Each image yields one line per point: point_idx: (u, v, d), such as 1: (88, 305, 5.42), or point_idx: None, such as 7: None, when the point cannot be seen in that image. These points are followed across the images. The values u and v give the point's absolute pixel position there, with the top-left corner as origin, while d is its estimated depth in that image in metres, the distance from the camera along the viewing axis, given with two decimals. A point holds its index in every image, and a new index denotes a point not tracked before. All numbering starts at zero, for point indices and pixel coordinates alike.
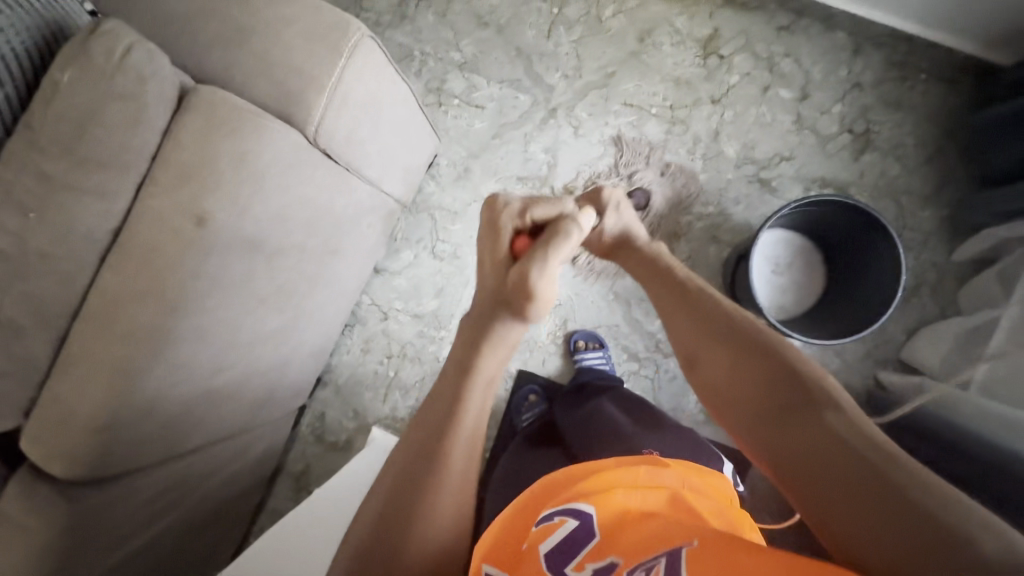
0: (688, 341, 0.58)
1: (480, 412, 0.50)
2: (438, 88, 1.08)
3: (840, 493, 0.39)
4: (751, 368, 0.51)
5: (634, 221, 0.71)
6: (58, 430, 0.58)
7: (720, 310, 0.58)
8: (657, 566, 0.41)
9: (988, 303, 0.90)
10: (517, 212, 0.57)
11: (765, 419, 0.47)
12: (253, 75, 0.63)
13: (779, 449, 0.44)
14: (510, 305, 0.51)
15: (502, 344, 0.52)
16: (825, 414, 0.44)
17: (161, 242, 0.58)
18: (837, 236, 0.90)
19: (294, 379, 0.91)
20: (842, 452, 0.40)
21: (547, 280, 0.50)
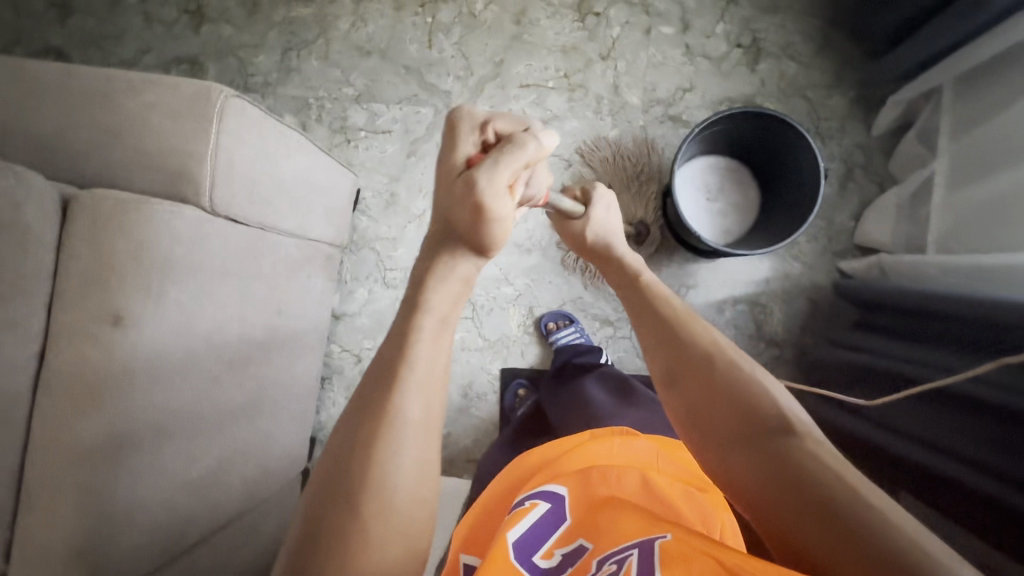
0: (663, 362, 0.55)
1: (425, 396, 0.43)
2: (343, 126, 1.09)
3: (823, 530, 0.38)
4: (731, 392, 0.48)
5: (614, 224, 0.74)
6: (41, 565, 0.58)
7: (700, 335, 0.55)
8: (629, 559, 0.41)
9: (918, 166, 0.92)
10: (478, 123, 0.48)
11: (745, 445, 0.45)
12: (135, 167, 0.64)
13: (762, 481, 0.42)
14: (459, 230, 0.47)
15: (453, 277, 0.48)
16: (806, 449, 0.43)
17: (84, 351, 0.58)
18: (756, 147, 0.90)
19: (282, 447, 0.91)
20: (834, 496, 0.39)
21: (498, 198, 0.44)
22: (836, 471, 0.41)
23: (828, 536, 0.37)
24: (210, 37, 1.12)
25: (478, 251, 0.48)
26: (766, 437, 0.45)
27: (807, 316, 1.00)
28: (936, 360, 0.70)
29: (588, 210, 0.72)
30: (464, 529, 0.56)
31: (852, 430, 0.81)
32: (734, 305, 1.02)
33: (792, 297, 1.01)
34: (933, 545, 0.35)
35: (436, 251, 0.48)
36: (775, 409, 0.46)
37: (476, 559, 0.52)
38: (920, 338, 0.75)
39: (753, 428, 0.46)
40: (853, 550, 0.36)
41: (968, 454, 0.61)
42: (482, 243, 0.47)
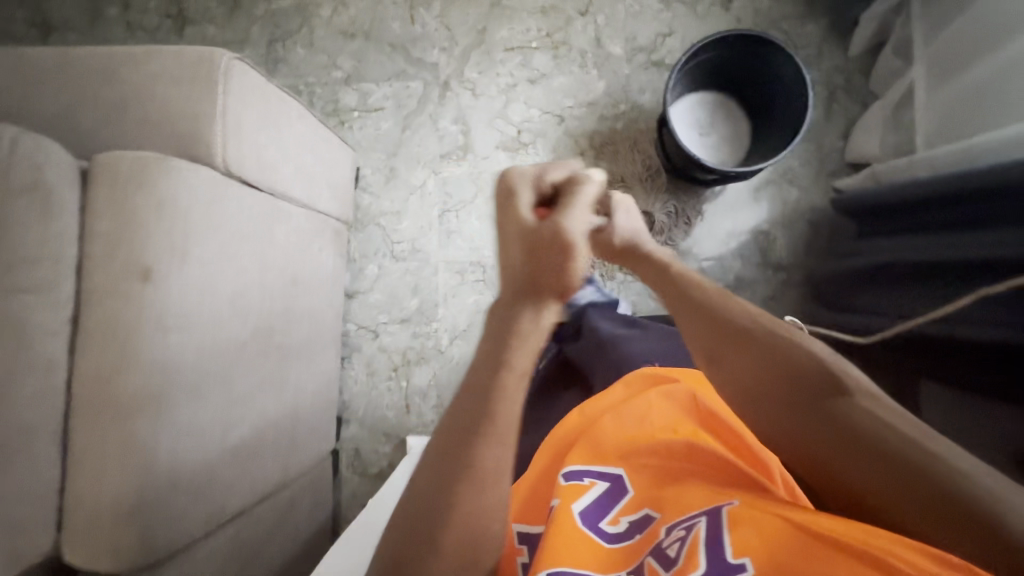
0: (701, 342, 0.52)
1: (500, 443, 0.43)
2: (335, 109, 1.11)
3: (883, 476, 0.40)
4: (778, 364, 0.47)
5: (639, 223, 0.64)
6: (92, 528, 0.58)
7: (732, 306, 0.53)
8: (697, 527, 0.45)
9: (897, 78, 0.95)
10: (534, 175, 0.51)
11: (798, 408, 0.46)
12: (146, 135, 0.65)
13: (821, 441, 0.44)
14: (547, 280, 0.45)
15: (535, 332, 0.46)
16: (862, 404, 0.43)
17: (114, 309, 0.59)
18: (741, 75, 0.93)
19: (311, 422, 0.91)
20: (893, 451, 0.40)
21: (581, 235, 0.46)
22: (890, 422, 0.41)
23: (888, 478, 0.40)
24: (195, 38, 1.14)
25: (562, 296, 0.46)
26: (817, 401, 0.45)
27: (809, 238, 1.03)
28: (949, 242, 0.71)
29: (609, 218, 0.63)
30: (524, 491, 0.58)
31: (873, 325, 0.83)
32: (737, 236, 1.04)
33: (793, 222, 1.03)
34: (991, 477, 0.38)
35: (519, 306, 0.45)
36: (823, 368, 0.46)
37: (529, 526, 0.54)
38: (926, 224, 0.77)
39: (804, 395, 0.45)
40: (913, 490, 0.39)
41: (996, 318, 0.63)
42: (566, 284, 0.46)
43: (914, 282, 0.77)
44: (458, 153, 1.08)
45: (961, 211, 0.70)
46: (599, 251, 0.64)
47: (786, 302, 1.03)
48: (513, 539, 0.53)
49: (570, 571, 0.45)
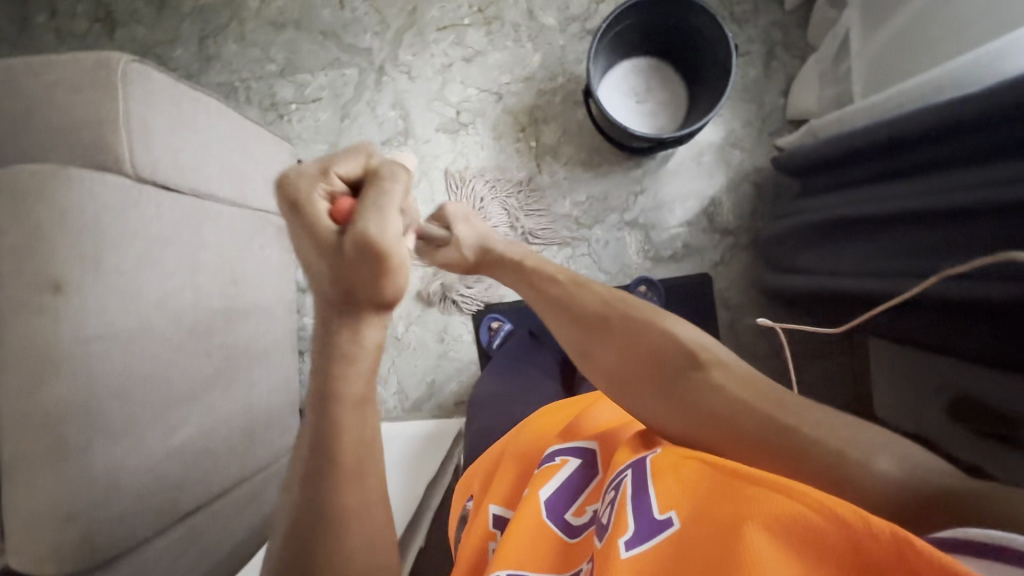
0: (574, 337, 0.57)
1: (361, 409, 0.42)
2: (273, 103, 1.10)
3: (735, 442, 0.44)
4: (639, 349, 0.52)
5: (488, 231, 0.71)
6: (30, 534, 0.60)
7: (593, 298, 0.58)
8: (624, 481, 0.43)
9: (831, 29, 0.94)
10: (315, 176, 0.42)
11: (661, 390, 0.49)
12: (49, 147, 0.65)
13: (680, 414, 0.47)
14: (359, 293, 0.40)
15: (359, 351, 0.41)
16: (710, 375, 0.47)
17: (30, 326, 0.59)
18: (670, 37, 0.92)
19: (270, 418, 0.92)
20: (748, 413, 0.44)
21: (393, 237, 0.38)
22: (738, 391, 0.45)
23: (744, 446, 0.43)
24: (126, 41, 1.12)
25: (386, 307, 0.41)
26: (668, 374, 0.49)
27: (753, 199, 1.03)
28: (889, 192, 0.68)
29: (452, 231, 0.69)
30: (504, 487, 0.55)
31: (827, 285, 0.81)
32: (683, 203, 1.04)
33: (737, 184, 1.03)
34: (850, 434, 0.40)
35: (333, 319, 0.41)
36: (676, 348, 0.50)
37: (506, 510, 0.53)
38: (868, 175, 0.74)
39: (663, 374, 0.49)
40: (767, 455, 0.42)
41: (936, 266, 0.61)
42: (390, 295, 0.40)
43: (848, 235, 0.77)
44: (400, 139, 1.07)
45: (907, 158, 0.66)
46: (454, 267, 0.70)
47: (734, 266, 1.04)
48: (487, 524, 0.51)
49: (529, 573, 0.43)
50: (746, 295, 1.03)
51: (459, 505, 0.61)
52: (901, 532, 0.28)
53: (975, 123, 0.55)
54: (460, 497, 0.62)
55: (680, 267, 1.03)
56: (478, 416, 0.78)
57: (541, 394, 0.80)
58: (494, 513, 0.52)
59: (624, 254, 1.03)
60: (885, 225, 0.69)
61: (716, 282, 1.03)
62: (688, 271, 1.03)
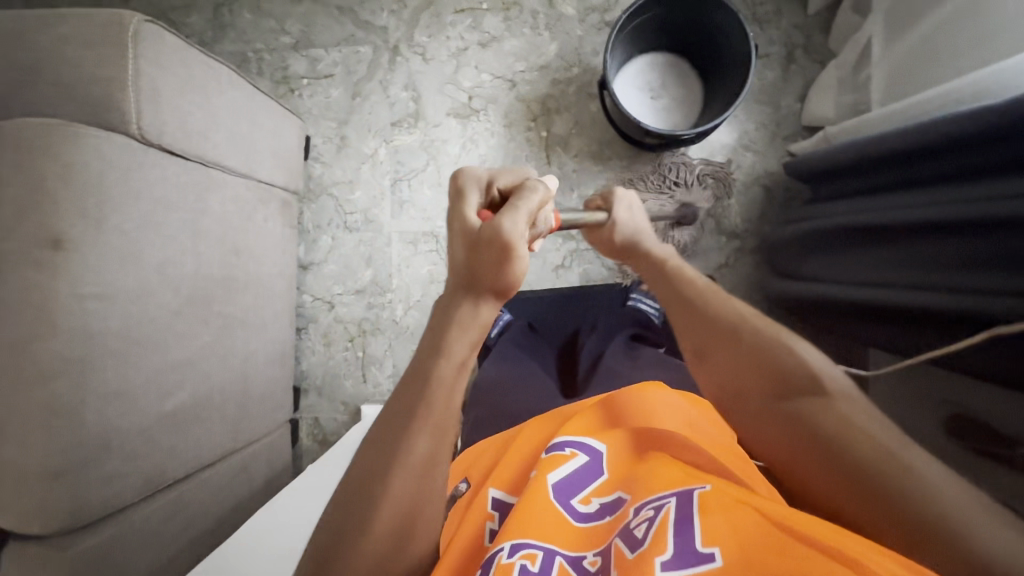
0: (694, 337, 0.53)
1: (444, 406, 0.44)
2: (285, 76, 1.09)
3: (843, 482, 0.42)
4: (765, 366, 0.48)
5: (645, 223, 0.68)
6: (18, 490, 0.60)
7: (721, 304, 0.54)
8: (667, 506, 0.43)
9: (853, 35, 0.92)
10: (483, 181, 0.49)
11: (775, 410, 0.47)
12: (56, 102, 0.64)
13: (792, 440, 0.45)
14: (483, 281, 0.44)
15: (473, 325, 0.45)
16: (834, 406, 0.44)
17: (28, 278, 0.59)
18: (689, 33, 0.91)
19: (264, 392, 0.92)
20: (869, 458, 0.41)
21: (521, 238, 0.43)
22: (869, 431, 0.42)
23: (853, 488, 0.41)
24: (140, 4, 1.11)
25: (500, 295, 0.46)
26: (795, 398, 0.46)
27: (763, 203, 1.02)
28: (899, 202, 0.67)
29: (610, 214, 0.66)
30: (509, 474, 0.54)
31: (834, 293, 0.80)
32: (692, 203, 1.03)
33: (747, 187, 1.02)
34: (972, 501, 0.38)
35: (455, 300, 0.46)
36: (804, 373, 0.46)
37: (508, 495, 0.53)
38: (875, 184, 0.74)
39: (785, 394, 0.47)
40: (877, 504, 0.40)
41: (954, 282, 0.59)
42: (503, 285, 0.45)
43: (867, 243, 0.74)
44: (411, 120, 1.06)
45: (935, 167, 0.63)
46: (598, 245, 0.69)
47: (739, 269, 1.03)
48: (487, 505, 0.51)
49: (535, 542, 0.43)
50: (749, 299, 1.03)
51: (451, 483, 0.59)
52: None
53: (1008, 134, 0.53)
54: (451, 477, 0.60)
55: None
56: (473, 406, 0.77)
57: (536, 386, 0.79)
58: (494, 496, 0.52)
59: None
60: (908, 238, 0.66)
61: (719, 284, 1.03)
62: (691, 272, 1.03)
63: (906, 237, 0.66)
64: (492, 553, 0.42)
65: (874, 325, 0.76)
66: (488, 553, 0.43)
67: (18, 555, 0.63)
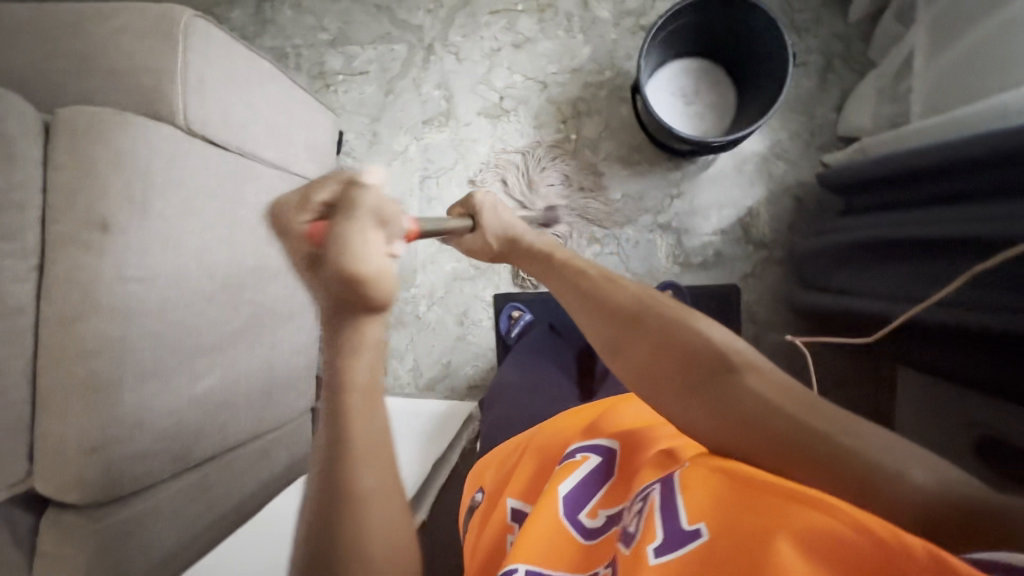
0: (603, 330, 0.49)
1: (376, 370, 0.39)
2: (321, 72, 1.11)
3: (771, 454, 0.39)
4: (670, 350, 0.43)
5: (513, 220, 0.64)
6: (59, 462, 0.63)
7: (619, 291, 0.50)
8: (652, 494, 0.41)
9: (895, 46, 0.90)
10: (297, 208, 0.41)
11: (691, 394, 0.42)
12: (110, 92, 0.67)
13: (715, 423, 0.41)
14: (350, 303, 0.37)
15: (362, 346, 0.38)
16: (745, 378, 0.40)
17: (76, 260, 0.62)
18: (726, 39, 0.90)
19: (288, 379, 0.94)
20: (790, 422, 0.38)
21: (370, 255, 0.36)
22: (776, 399, 0.39)
23: (780, 456, 0.38)
24: None
25: (379, 310, 0.38)
26: (701, 378, 0.42)
27: (792, 213, 1.01)
28: (933, 217, 0.66)
29: (474, 223, 0.63)
30: (523, 479, 0.54)
31: (863, 307, 0.78)
32: (719, 211, 1.02)
33: (777, 197, 1.01)
34: (885, 445, 0.36)
35: (329, 332, 0.38)
36: (709, 350, 0.42)
37: (524, 504, 0.52)
38: (909, 200, 0.72)
39: (694, 379, 0.42)
40: (802, 466, 0.37)
41: (992, 302, 0.57)
42: (376, 302, 0.37)
43: (902, 258, 0.72)
44: (442, 119, 1.07)
45: (975, 182, 0.61)
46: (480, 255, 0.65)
47: (765, 279, 1.02)
48: (505, 517, 0.51)
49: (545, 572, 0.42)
50: (774, 310, 1.01)
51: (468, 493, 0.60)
52: (940, 558, 0.28)
53: None
54: (468, 488, 0.61)
55: (708, 275, 1.02)
56: (492, 407, 0.78)
57: (554, 388, 0.80)
58: (512, 506, 0.51)
59: (653, 255, 1.02)
60: (943, 253, 0.64)
61: (745, 294, 1.02)
62: (716, 279, 1.02)
63: (941, 252, 0.65)
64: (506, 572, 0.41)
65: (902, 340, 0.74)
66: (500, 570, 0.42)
67: (55, 522, 0.65)
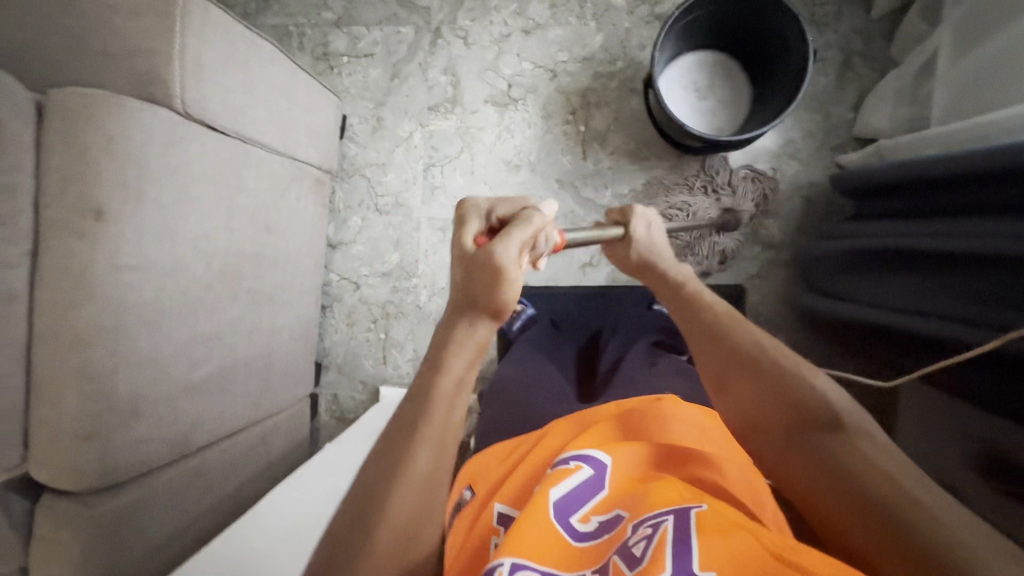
0: (714, 367, 0.52)
1: (449, 414, 0.45)
2: (325, 53, 1.08)
3: (852, 512, 0.40)
4: (778, 397, 0.47)
5: (660, 236, 0.67)
6: (52, 449, 0.62)
7: (742, 334, 0.52)
8: (664, 524, 0.41)
9: (918, 45, 0.87)
10: (483, 208, 0.50)
11: (791, 442, 0.45)
12: (105, 73, 0.65)
13: (808, 474, 0.43)
14: (479, 301, 0.46)
15: (470, 343, 0.46)
16: (851, 441, 0.42)
17: (70, 246, 0.60)
18: (743, 33, 0.87)
19: (287, 367, 0.94)
20: (879, 488, 0.39)
21: (514, 263, 0.44)
22: (879, 467, 0.40)
23: (859, 514, 0.40)
24: None
25: (496, 317, 0.47)
26: (805, 432, 0.45)
27: (802, 214, 0.99)
28: (946, 228, 0.64)
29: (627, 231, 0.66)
30: (515, 486, 0.53)
31: (874, 318, 0.76)
32: None
33: (788, 197, 0.99)
34: (977, 533, 0.36)
35: (456, 316, 0.47)
36: (818, 408, 0.45)
37: (511, 509, 0.51)
38: (922, 209, 0.71)
39: (793, 426, 0.45)
40: (878, 528, 0.38)
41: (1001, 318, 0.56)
42: (498, 306, 0.46)
43: (909, 269, 0.71)
44: (447, 106, 1.05)
45: (985, 194, 0.60)
46: (618, 262, 0.69)
47: (771, 281, 1.00)
48: (491, 520, 0.50)
49: (532, 565, 0.41)
50: (780, 312, 1.00)
51: (456, 491, 0.59)
52: None
53: None
54: (457, 483, 0.60)
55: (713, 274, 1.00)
56: (490, 406, 0.77)
57: (554, 389, 0.78)
58: (498, 511, 0.51)
59: None
60: (952, 268, 0.63)
61: (750, 295, 1.00)
62: (722, 279, 1.00)
63: (953, 264, 0.63)
64: (491, 567, 0.40)
65: (915, 354, 0.72)
66: (486, 566, 0.41)
67: (50, 508, 0.65)
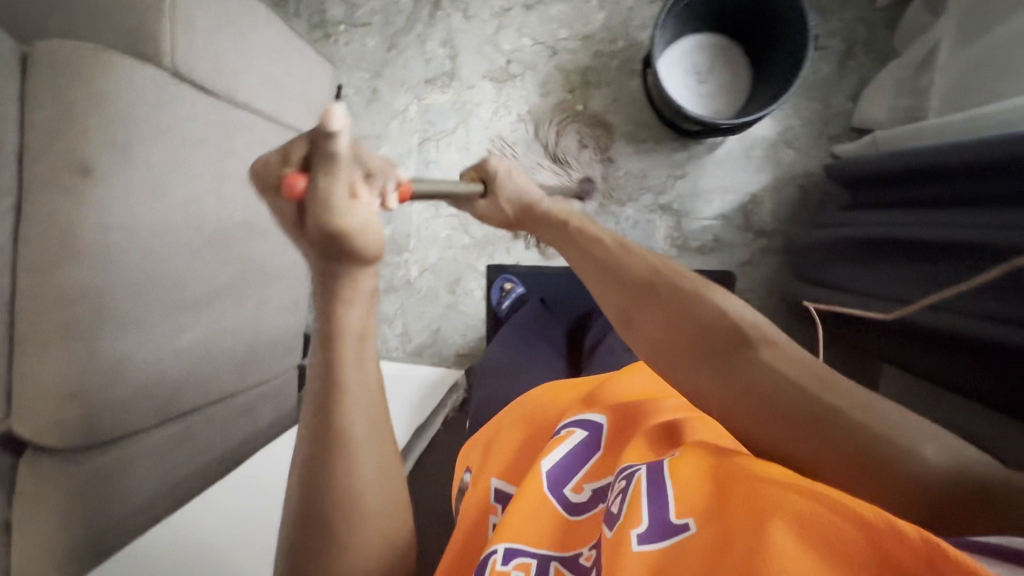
0: (615, 302, 0.46)
1: (360, 367, 0.42)
2: (322, 20, 1.06)
3: (777, 429, 0.35)
4: (679, 321, 0.41)
5: (528, 184, 0.60)
6: (35, 406, 0.62)
7: (638, 264, 0.47)
8: (638, 474, 0.41)
9: (921, 36, 0.87)
10: (277, 163, 0.36)
11: (700, 364, 0.39)
12: (93, 27, 0.64)
13: (725, 397, 0.37)
14: (338, 252, 0.36)
15: (356, 300, 0.40)
16: (758, 353, 0.37)
17: (55, 202, 0.59)
18: (745, 16, 0.86)
19: (275, 337, 0.94)
20: (799, 397, 0.35)
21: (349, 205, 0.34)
22: (790, 374, 0.36)
23: (791, 431, 0.34)
24: None
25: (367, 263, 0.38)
26: (714, 354, 0.39)
27: (796, 204, 0.99)
28: (945, 219, 0.64)
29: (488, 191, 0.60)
30: (509, 459, 0.54)
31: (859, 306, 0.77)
32: (722, 195, 1.00)
33: (782, 185, 0.99)
34: (894, 418, 0.33)
35: (328, 280, 0.39)
36: (717, 324, 0.40)
37: (509, 483, 0.52)
38: (920, 200, 0.70)
39: (700, 349, 0.39)
40: (802, 436, 0.34)
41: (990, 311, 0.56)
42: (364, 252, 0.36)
43: (900, 260, 0.71)
44: (445, 80, 1.03)
45: (977, 187, 0.61)
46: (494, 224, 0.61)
47: (761, 269, 1.01)
48: (489, 495, 0.51)
49: (529, 551, 0.43)
50: (768, 301, 1.01)
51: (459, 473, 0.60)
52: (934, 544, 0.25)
53: None
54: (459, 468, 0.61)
55: (703, 261, 1.01)
56: (481, 386, 0.77)
57: (543, 368, 0.78)
58: (496, 486, 0.52)
59: (650, 237, 1.00)
60: (945, 256, 0.63)
61: (740, 282, 1.01)
62: (712, 266, 1.00)
63: (945, 254, 0.63)
64: (488, 553, 0.41)
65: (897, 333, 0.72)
66: (482, 553, 0.42)
67: (33, 464, 0.66)
